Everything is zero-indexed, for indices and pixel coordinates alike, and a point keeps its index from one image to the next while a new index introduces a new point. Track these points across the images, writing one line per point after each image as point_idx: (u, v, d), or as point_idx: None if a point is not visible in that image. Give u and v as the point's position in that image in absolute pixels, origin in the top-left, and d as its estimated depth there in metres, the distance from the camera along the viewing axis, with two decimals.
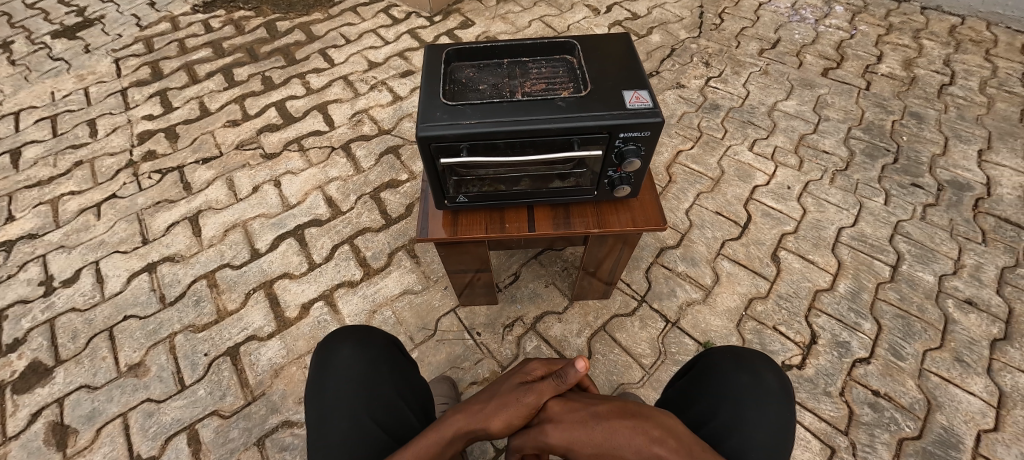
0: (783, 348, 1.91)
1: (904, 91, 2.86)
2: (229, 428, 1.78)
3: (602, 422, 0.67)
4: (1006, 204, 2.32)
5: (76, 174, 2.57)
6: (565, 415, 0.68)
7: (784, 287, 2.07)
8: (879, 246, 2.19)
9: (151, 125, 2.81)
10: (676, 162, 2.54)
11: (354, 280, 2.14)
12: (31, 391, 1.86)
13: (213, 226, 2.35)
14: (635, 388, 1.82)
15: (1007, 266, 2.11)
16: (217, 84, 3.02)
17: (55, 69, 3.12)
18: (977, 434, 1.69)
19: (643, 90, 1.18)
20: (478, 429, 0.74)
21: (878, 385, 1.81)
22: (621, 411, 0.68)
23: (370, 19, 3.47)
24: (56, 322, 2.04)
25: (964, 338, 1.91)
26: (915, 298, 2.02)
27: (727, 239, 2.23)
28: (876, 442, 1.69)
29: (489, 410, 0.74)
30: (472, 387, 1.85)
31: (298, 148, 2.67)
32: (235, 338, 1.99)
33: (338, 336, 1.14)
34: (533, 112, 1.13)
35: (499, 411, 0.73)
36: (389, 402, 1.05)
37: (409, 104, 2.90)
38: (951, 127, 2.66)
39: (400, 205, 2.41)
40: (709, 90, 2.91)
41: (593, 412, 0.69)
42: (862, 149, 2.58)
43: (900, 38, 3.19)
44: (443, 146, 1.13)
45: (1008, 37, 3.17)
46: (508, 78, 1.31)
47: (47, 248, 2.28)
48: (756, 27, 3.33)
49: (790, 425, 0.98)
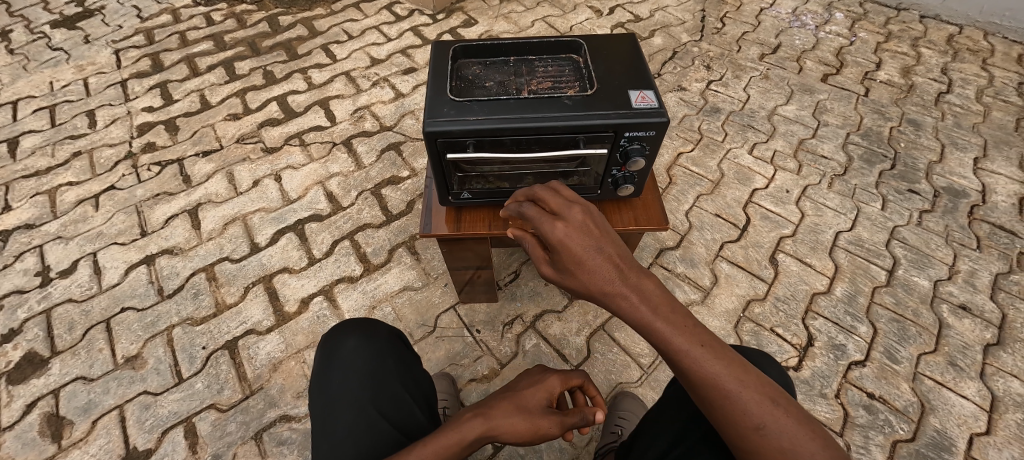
0: (780, 350, 1.93)
1: (902, 98, 2.89)
2: (226, 421, 1.77)
3: (600, 257, 0.82)
4: (1000, 211, 2.35)
5: (74, 164, 2.56)
6: (571, 236, 0.85)
7: (782, 290, 2.09)
8: (875, 251, 2.21)
9: (151, 117, 2.79)
10: (676, 164, 2.55)
11: (354, 275, 2.14)
12: (26, 382, 1.84)
13: (213, 219, 2.34)
14: (634, 387, 1.84)
15: (1001, 272, 2.14)
16: (218, 78, 3.01)
17: (54, 59, 3.09)
18: (969, 438, 1.71)
19: (649, 91, 1.19)
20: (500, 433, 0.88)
21: (872, 388, 1.83)
22: (623, 263, 0.82)
23: (373, 16, 3.47)
24: (52, 313, 2.02)
25: (958, 342, 1.93)
26: (910, 302, 2.05)
27: (726, 241, 2.24)
28: (870, 444, 1.70)
29: (512, 423, 0.88)
30: (471, 384, 1.85)
31: (299, 142, 2.67)
32: (233, 331, 1.99)
33: (344, 329, 1.17)
34: (539, 109, 1.14)
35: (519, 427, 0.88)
36: (394, 394, 1.06)
37: (411, 101, 2.90)
38: (948, 134, 2.69)
39: (401, 202, 2.41)
40: (710, 93, 2.93)
41: (599, 253, 0.83)
42: (860, 155, 2.61)
43: (899, 46, 3.23)
44: (450, 141, 1.13)
45: (1005, 47, 3.21)
46: (514, 75, 1.32)
47: (44, 239, 2.26)
48: (757, 32, 3.35)
49: None
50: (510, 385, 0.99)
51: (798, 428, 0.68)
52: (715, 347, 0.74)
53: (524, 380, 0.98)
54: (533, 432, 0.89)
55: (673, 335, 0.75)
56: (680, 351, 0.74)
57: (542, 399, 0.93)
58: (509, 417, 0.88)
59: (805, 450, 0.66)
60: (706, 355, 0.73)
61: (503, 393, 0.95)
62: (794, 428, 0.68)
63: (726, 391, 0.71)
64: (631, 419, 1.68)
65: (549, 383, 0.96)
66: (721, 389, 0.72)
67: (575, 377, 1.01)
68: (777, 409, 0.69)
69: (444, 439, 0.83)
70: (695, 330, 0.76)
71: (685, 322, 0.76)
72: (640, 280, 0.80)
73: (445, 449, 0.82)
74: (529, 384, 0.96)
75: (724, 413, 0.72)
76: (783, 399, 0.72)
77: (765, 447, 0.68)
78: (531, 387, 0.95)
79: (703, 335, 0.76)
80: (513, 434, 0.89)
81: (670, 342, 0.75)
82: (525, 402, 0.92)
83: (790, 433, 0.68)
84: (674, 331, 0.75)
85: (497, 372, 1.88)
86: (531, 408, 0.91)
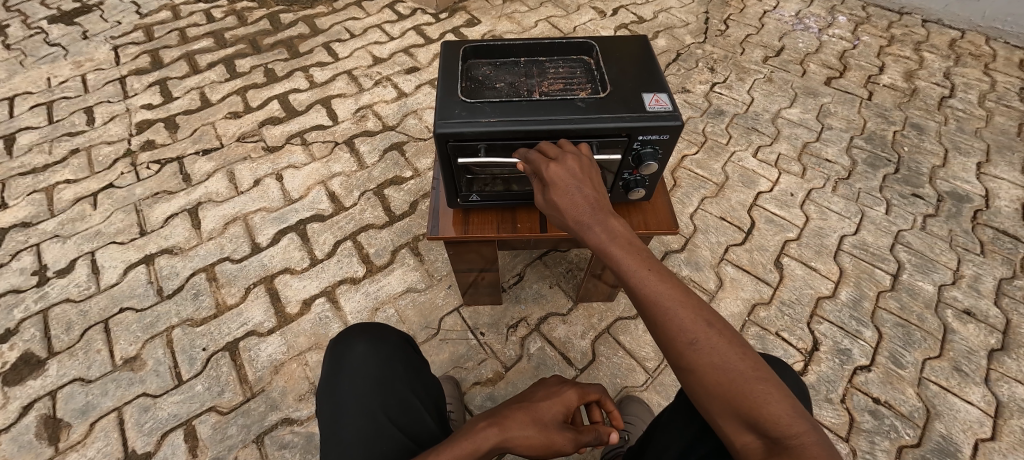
0: (786, 353, 1.92)
1: (905, 102, 2.90)
2: (227, 424, 1.75)
3: (580, 197, 0.98)
4: (1003, 216, 2.35)
5: (72, 162, 2.52)
6: (558, 177, 1.00)
7: (787, 294, 2.08)
8: (880, 255, 2.21)
9: (151, 115, 2.76)
10: (680, 166, 2.55)
11: (356, 277, 2.12)
12: (22, 383, 1.81)
13: (213, 218, 2.31)
14: (639, 391, 1.83)
15: (1004, 277, 2.14)
16: (218, 75, 2.98)
17: (52, 54, 3.05)
18: (974, 443, 1.71)
19: (663, 93, 1.18)
20: (513, 439, 0.86)
21: (878, 393, 1.82)
22: (597, 204, 0.97)
23: (376, 15, 3.44)
24: (49, 313, 1.99)
25: (963, 348, 1.93)
26: (915, 307, 2.04)
27: (730, 244, 2.24)
28: (876, 448, 1.70)
29: (528, 433, 0.87)
30: (475, 388, 1.84)
31: (301, 142, 2.64)
32: (234, 333, 1.96)
33: (353, 332, 1.15)
34: (551, 111, 1.12)
35: (536, 436, 0.87)
36: (404, 400, 1.04)
37: (414, 100, 2.88)
38: (951, 139, 2.70)
39: (404, 203, 2.39)
40: (714, 95, 2.92)
41: (579, 194, 0.98)
42: (864, 159, 2.61)
43: (902, 50, 3.23)
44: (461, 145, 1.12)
45: (1007, 52, 3.23)
46: (526, 76, 1.30)
47: (41, 237, 2.23)
48: (761, 34, 3.35)
49: None
50: (527, 393, 0.98)
51: (726, 348, 0.76)
52: (663, 274, 0.85)
53: (540, 391, 0.97)
54: (546, 447, 0.88)
55: (627, 261, 0.88)
56: (630, 274, 0.86)
57: (558, 413, 0.92)
58: (525, 430, 0.87)
59: (727, 364, 0.75)
60: (654, 280, 0.84)
61: (518, 402, 0.94)
62: (724, 346, 0.76)
63: (665, 309, 0.81)
64: (638, 424, 1.67)
65: (566, 397, 0.95)
66: (662, 307, 0.82)
67: (592, 392, 1.00)
68: (710, 331, 0.78)
69: (460, 447, 0.81)
70: (648, 260, 0.87)
71: (641, 254, 0.89)
72: (609, 219, 0.95)
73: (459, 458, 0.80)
74: (545, 395, 0.95)
75: (663, 331, 0.81)
76: (721, 324, 0.80)
77: (693, 359, 0.77)
78: (548, 400, 0.94)
79: (655, 264, 0.87)
80: (527, 446, 0.88)
81: (625, 267, 0.88)
82: (541, 414, 0.90)
83: (719, 351, 0.76)
84: (629, 258, 0.88)
85: (502, 376, 1.86)
86: (547, 422, 0.90)
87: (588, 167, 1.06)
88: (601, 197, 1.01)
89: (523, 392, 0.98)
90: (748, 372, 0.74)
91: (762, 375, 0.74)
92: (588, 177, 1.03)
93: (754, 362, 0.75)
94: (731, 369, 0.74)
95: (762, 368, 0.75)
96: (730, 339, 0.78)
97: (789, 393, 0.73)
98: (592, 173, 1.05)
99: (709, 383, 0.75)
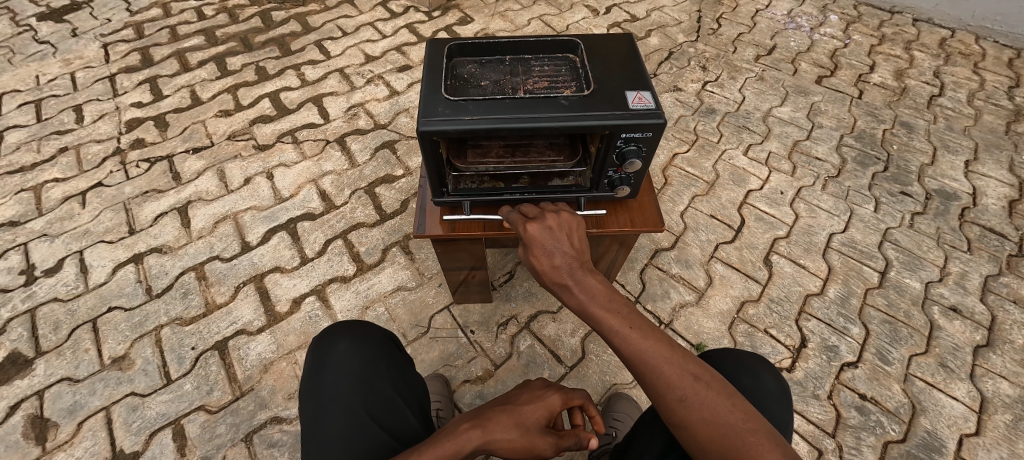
0: (774, 350, 1.93)
1: (895, 101, 2.91)
2: (216, 423, 1.74)
3: (559, 255, 1.03)
4: (990, 214, 2.37)
5: (60, 160, 2.51)
6: (537, 235, 1.07)
7: (776, 291, 2.09)
8: (868, 253, 2.22)
9: (141, 113, 2.75)
10: (671, 164, 2.55)
11: (346, 275, 2.12)
12: (9, 383, 1.80)
13: (202, 217, 2.30)
14: (628, 388, 1.84)
15: (991, 274, 2.16)
16: (209, 73, 2.96)
17: (41, 52, 3.03)
18: (959, 438, 1.73)
19: (646, 92, 1.18)
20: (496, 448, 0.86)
21: (864, 389, 1.84)
22: (577, 262, 1.02)
23: (368, 13, 3.43)
24: (37, 312, 1.98)
25: (949, 344, 1.95)
26: (902, 304, 2.06)
27: (720, 243, 2.25)
28: (862, 444, 1.72)
29: (511, 437, 0.87)
30: (465, 386, 1.84)
31: (292, 140, 2.63)
32: (223, 332, 1.96)
33: (336, 330, 1.15)
34: (535, 109, 1.12)
35: (518, 439, 0.87)
36: (387, 399, 1.05)
37: (407, 99, 2.87)
38: (940, 138, 2.71)
39: (395, 201, 2.38)
40: (706, 94, 2.93)
41: (559, 252, 1.04)
42: (853, 157, 2.62)
43: (892, 49, 3.25)
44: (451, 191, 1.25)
45: (996, 51, 3.25)
46: (511, 74, 1.30)
47: (28, 236, 2.21)
48: (753, 33, 3.36)
49: (788, 423, 1.09)
50: (511, 396, 0.98)
51: (714, 399, 0.77)
52: (645, 331, 0.86)
53: (524, 394, 0.97)
54: (528, 450, 0.89)
55: (608, 319, 0.90)
56: (614, 332, 0.88)
57: (542, 417, 0.92)
58: (507, 433, 0.87)
59: (716, 416, 0.75)
60: (636, 337, 0.85)
61: (502, 405, 0.94)
62: (712, 400, 0.77)
63: (653, 367, 0.82)
64: (626, 421, 1.68)
65: (549, 401, 0.95)
66: (649, 366, 0.82)
67: (575, 397, 1.00)
68: (697, 384, 0.79)
69: (443, 448, 0.82)
70: (630, 317, 0.89)
71: (623, 310, 0.91)
72: (586, 277, 0.99)
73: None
74: (529, 399, 0.95)
75: (653, 387, 0.82)
76: (706, 375, 0.81)
77: (684, 416, 0.78)
78: (532, 403, 0.94)
79: (635, 319, 0.89)
80: (509, 449, 0.88)
81: (609, 326, 0.89)
82: (525, 417, 0.90)
83: (708, 405, 0.77)
84: (610, 314, 0.91)
85: (491, 374, 1.86)
86: (530, 426, 0.90)
87: (567, 220, 1.11)
88: (579, 252, 1.06)
89: (501, 400, 0.97)
90: (739, 423, 0.74)
91: (751, 425, 0.74)
92: (568, 232, 1.09)
93: (744, 410, 0.76)
94: (721, 422, 0.75)
95: (752, 418, 0.75)
96: (716, 389, 0.79)
97: (778, 439, 0.72)
98: (572, 227, 1.11)
99: (703, 437, 0.76)
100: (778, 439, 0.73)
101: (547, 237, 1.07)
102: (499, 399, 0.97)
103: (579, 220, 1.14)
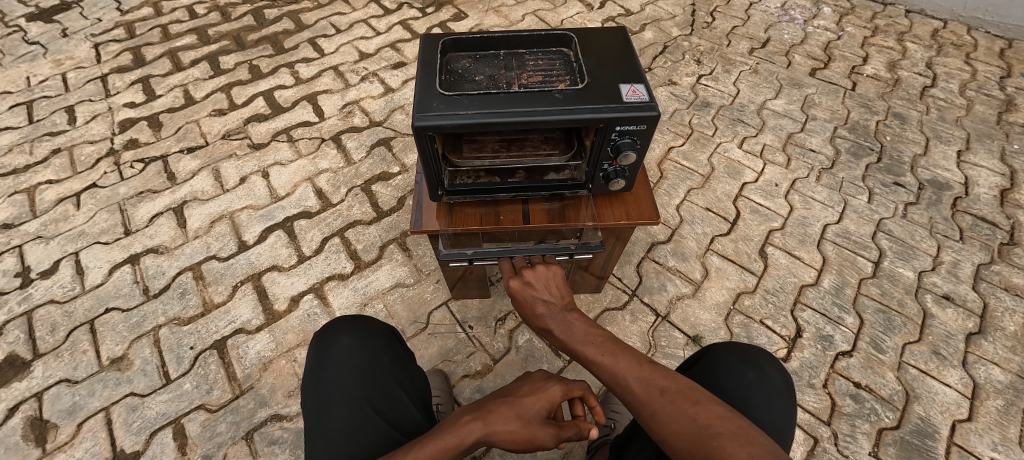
0: (769, 340, 1.95)
1: (888, 92, 2.93)
2: (217, 422, 1.75)
3: (539, 305, 1.22)
4: (982, 204, 2.39)
5: (54, 162, 2.49)
6: (518, 287, 1.27)
7: (771, 282, 2.11)
8: (862, 243, 2.24)
9: (133, 113, 2.73)
10: (667, 158, 2.57)
11: (344, 273, 2.12)
12: (8, 385, 1.80)
13: (198, 217, 2.29)
14: None
15: (982, 262, 2.18)
16: (202, 72, 2.95)
17: (31, 53, 3.00)
18: (952, 424, 1.75)
19: (640, 85, 1.19)
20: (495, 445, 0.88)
21: (859, 377, 1.86)
22: (559, 307, 1.20)
23: (361, 9, 3.41)
24: (33, 315, 1.97)
25: (942, 332, 1.97)
26: (896, 293, 2.08)
27: (716, 235, 2.26)
28: (857, 432, 1.74)
29: (509, 430, 0.88)
30: (464, 380, 1.85)
31: (287, 139, 2.63)
32: (221, 331, 1.96)
33: (337, 325, 1.16)
34: (530, 103, 1.12)
35: (518, 430, 0.89)
36: (389, 391, 1.06)
37: (402, 95, 2.87)
38: (932, 128, 2.74)
39: (392, 199, 2.39)
40: (701, 87, 2.94)
41: (540, 300, 1.23)
42: (847, 148, 2.64)
43: (885, 40, 3.27)
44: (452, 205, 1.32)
45: (988, 42, 3.27)
46: (505, 69, 1.30)
47: (23, 238, 2.20)
48: (747, 26, 3.37)
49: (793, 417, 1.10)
50: (512, 388, 0.99)
51: (680, 407, 0.79)
52: (618, 355, 0.95)
53: (524, 386, 0.98)
54: (529, 441, 0.89)
55: (588, 352, 1.02)
56: (593, 362, 0.98)
57: (542, 408, 0.92)
58: (509, 424, 0.88)
59: (682, 424, 0.76)
60: (609, 363, 0.95)
61: (503, 397, 0.95)
62: (678, 409, 0.78)
63: (625, 388, 0.89)
64: (624, 413, 1.71)
65: (550, 393, 0.95)
66: (623, 386, 0.89)
67: (576, 388, 0.99)
68: (663, 397, 0.82)
69: (443, 441, 0.82)
70: (606, 347, 0.99)
71: (601, 343, 1.02)
72: (568, 318, 1.16)
73: (445, 451, 0.82)
74: (530, 391, 0.95)
75: (631, 406, 0.87)
76: (675, 386, 0.83)
77: (658, 429, 0.80)
78: (532, 395, 0.94)
79: (612, 348, 0.99)
80: (511, 440, 0.89)
81: (589, 359, 1.00)
82: (525, 410, 0.91)
83: (675, 414, 0.78)
84: (587, 347, 1.03)
85: (490, 368, 1.88)
86: (530, 417, 0.90)
87: (544, 273, 1.28)
88: (559, 299, 1.23)
89: (500, 393, 0.98)
90: (704, 427, 0.73)
91: (717, 428, 0.72)
92: (548, 281, 1.27)
93: (711, 412, 0.75)
94: (688, 428, 0.75)
95: (721, 420, 0.73)
96: (685, 397, 0.80)
97: (749, 436, 0.69)
98: (552, 276, 1.29)
99: (677, 446, 0.76)
100: (749, 436, 0.69)
101: (530, 286, 1.26)
102: (500, 391, 0.99)
103: (556, 270, 1.31)
